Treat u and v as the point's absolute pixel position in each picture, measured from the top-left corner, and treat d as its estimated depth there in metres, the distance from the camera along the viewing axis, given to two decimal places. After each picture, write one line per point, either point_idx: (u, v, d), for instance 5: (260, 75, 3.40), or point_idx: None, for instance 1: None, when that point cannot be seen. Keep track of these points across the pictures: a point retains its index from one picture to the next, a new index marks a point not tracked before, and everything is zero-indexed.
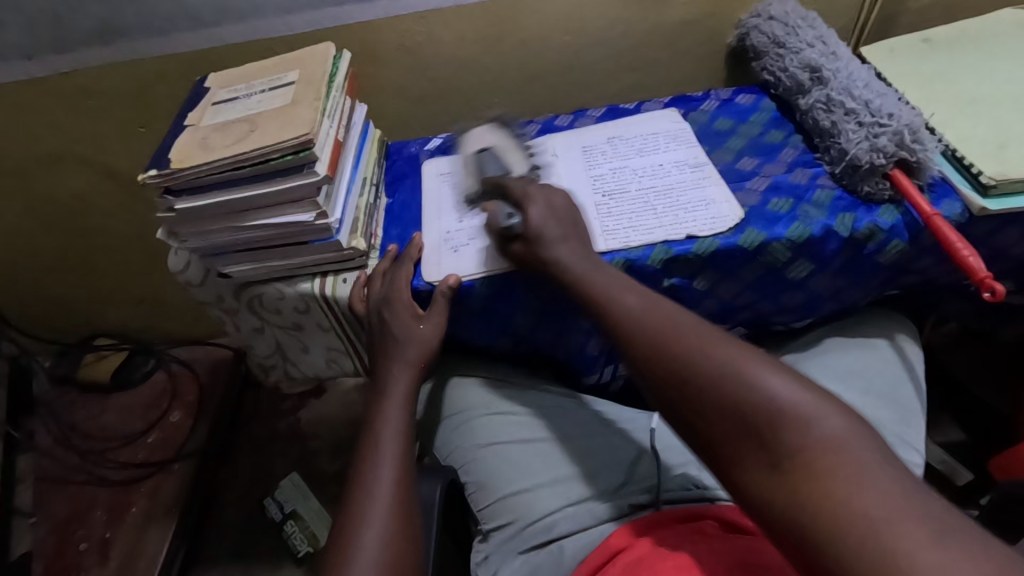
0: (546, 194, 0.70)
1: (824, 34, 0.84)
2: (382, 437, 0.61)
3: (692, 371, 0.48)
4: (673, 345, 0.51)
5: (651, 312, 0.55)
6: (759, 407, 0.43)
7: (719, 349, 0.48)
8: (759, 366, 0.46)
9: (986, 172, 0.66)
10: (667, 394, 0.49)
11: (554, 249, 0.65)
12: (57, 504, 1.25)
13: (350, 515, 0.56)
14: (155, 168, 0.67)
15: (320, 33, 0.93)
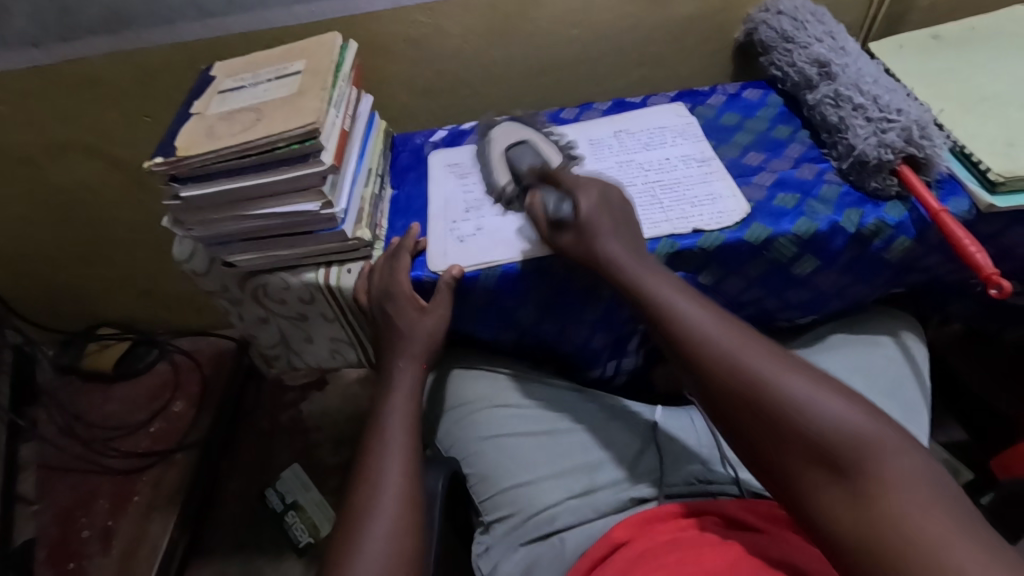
0: (597, 183, 0.69)
1: (833, 30, 0.84)
2: (391, 424, 0.62)
3: (762, 387, 0.50)
4: (739, 358, 0.52)
5: (713, 320, 0.56)
6: (829, 431, 0.45)
7: (788, 369, 0.50)
8: (829, 391, 0.48)
9: (994, 169, 0.65)
10: (733, 409, 0.51)
11: (606, 242, 0.65)
12: (60, 492, 1.25)
13: (358, 499, 0.56)
14: (161, 155, 0.67)
15: (327, 24, 0.93)
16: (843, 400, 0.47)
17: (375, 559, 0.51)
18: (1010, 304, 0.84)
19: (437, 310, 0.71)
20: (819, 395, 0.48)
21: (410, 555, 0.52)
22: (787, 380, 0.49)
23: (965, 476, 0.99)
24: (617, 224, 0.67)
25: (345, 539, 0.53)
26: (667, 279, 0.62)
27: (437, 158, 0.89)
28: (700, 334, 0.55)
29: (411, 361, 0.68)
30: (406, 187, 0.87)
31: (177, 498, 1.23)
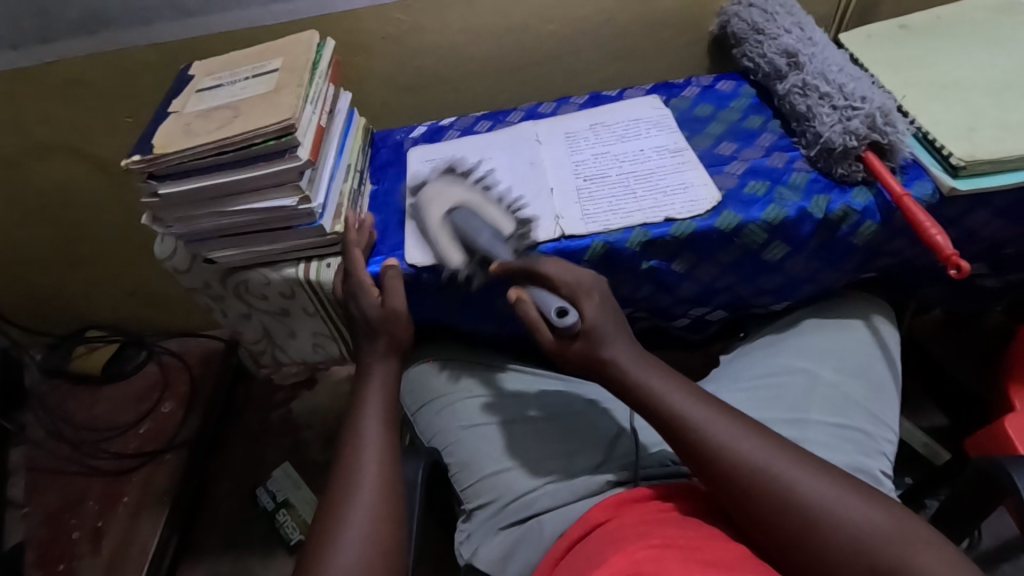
0: (590, 285, 0.63)
1: (802, 21, 0.85)
2: (364, 417, 0.62)
3: (777, 489, 0.50)
4: (754, 458, 0.52)
5: (716, 416, 0.55)
6: (846, 530, 0.47)
7: (801, 467, 0.51)
8: (838, 479, 0.50)
9: (956, 153, 0.67)
10: (752, 511, 0.51)
11: (609, 348, 0.59)
12: (49, 495, 1.26)
13: (335, 491, 0.57)
14: (138, 153, 0.68)
15: (305, 22, 0.94)
16: (853, 490, 0.50)
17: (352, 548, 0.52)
18: (980, 288, 0.86)
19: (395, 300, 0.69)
20: (832, 488, 0.50)
21: (388, 541, 0.53)
22: (800, 476, 0.50)
23: (943, 458, 1.00)
24: (620, 328, 0.61)
25: (323, 531, 0.54)
26: (662, 367, 0.59)
27: (417, 153, 0.90)
28: (710, 433, 0.54)
29: (382, 355, 0.68)
30: (386, 182, 0.88)
31: (166, 498, 1.23)
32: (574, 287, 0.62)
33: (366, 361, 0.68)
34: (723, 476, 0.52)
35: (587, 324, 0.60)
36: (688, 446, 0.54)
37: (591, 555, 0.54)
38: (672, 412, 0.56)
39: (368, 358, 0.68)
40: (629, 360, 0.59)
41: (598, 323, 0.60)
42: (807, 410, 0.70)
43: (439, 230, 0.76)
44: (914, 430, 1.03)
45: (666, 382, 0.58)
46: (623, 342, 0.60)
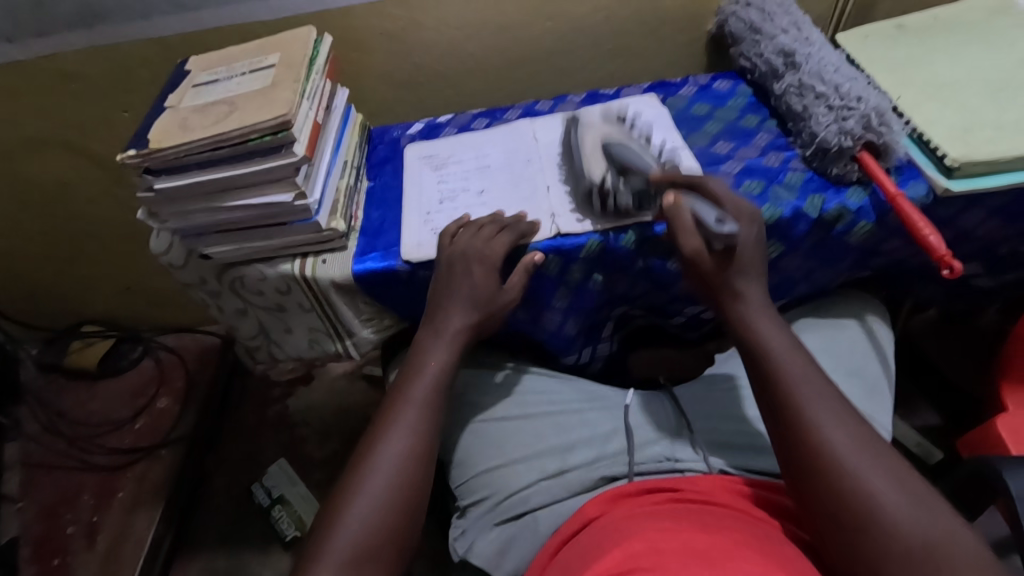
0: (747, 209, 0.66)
1: (799, 21, 0.86)
2: (414, 390, 0.64)
3: (847, 476, 0.51)
4: (829, 441, 0.53)
5: (824, 395, 0.56)
6: (900, 533, 0.48)
7: (878, 463, 0.52)
8: (913, 492, 0.50)
9: (951, 154, 0.67)
10: (812, 486, 0.53)
11: (740, 280, 0.64)
12: (44, 490, 1.25)
13: (355, 466, 0.59)
14: (134, 148, 0.68)
15: (302, 18, 0.94)
16: (928, 504, 0.49)
17: (357, 527, 0.54)
18: (974, 288, 0.86)
19: (488, 275, 0.68)
20: (905, 498, 0.49)
21: (393, 528, 0.56)
22: (874, 475, 0.51)
23: (936, 458, 1.01)
24: (760, 265, 0.65)
25: (335, 504, 0.57)
26: (785, 338, 0.61)
27: (413, 150, 0.90)
28: (801, 406, 0.56)
29: (464, 310, 0.68)
30: (382, 179, 0.88)
31: (162, 493, 1.23)
32: (738, 208, 0.66)
33: (437, 317, 0.69)
34: (799, 446, 0.54)
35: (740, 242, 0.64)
36: (778, 412, 0.57)
37: (584, 548, 0.55)
38: (776, 377, 0.58)
39: (444, 314, 0.68)
40: (755, 306, 0.63)
41: (748, 245, 0.64)
42: None
43: (590, 152, 0.76)
44: (908, 430, 1.03)
45: (783, 349, 0.60)
46: (757, 280, 0.64)
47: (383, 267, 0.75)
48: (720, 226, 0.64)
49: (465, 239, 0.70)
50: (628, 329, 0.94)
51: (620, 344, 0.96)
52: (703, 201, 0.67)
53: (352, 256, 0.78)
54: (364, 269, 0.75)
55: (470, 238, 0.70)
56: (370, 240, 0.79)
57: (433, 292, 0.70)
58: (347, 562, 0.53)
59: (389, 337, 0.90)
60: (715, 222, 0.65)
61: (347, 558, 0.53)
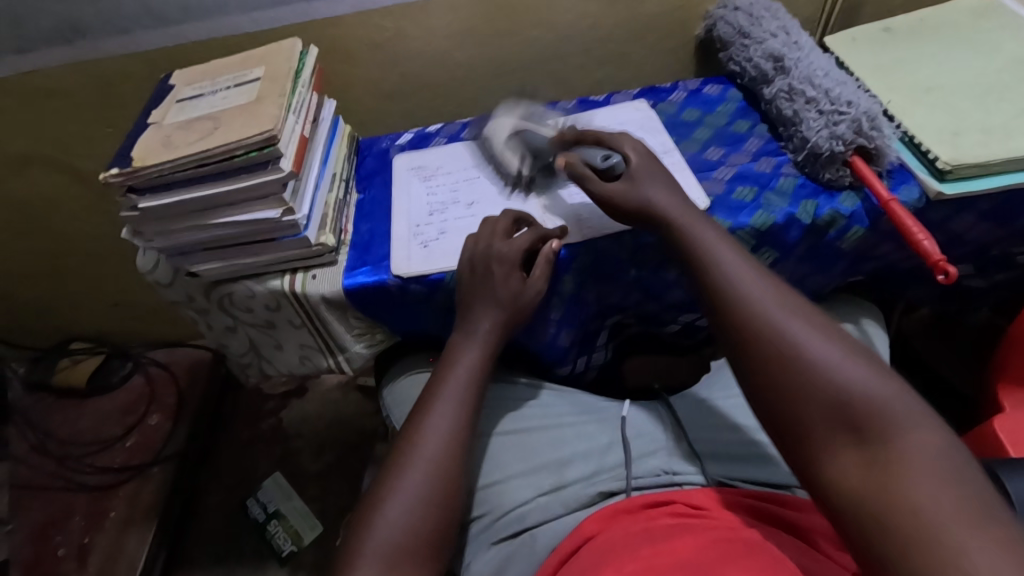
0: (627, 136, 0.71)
1: (787, 24, 0.86)
2: (448, 380, 0.64)
3: (783, 346, 0.49)
4: (762, 312, 0.52)
5: (763, 282, 0.55)
6: (832, 390, 0.46)
7: (812, 326, 0.50)
8: (862, 360, 0.47)
9: (942, 157, 0.67)
10: (755, 368, 0.50)
11: (651, 192, 0.65)
12: (33, 511, 1.23)
13: (397, 455, 0.59)
14: (117, 166, 0.67)
15: (287, 29, 0.92)
16: (869, 365, 0.47)
17: (400, 515, 0.54)
18: (966, 289, 0.86)
19: (505, 269, 0.67)
20: (839, 356, 0.47)
21: (434, 519, 0.55)
22: (814, 342, 0.48)
23: None
24: (662, 178, 0.66)
25: (377, 492, 0.57)
26: (728, 243, 0.60)
27: (402, 161, 0.89)
28: (741, 290, 0.54)
29: (492, 309, 0.67)
30: (372, 191, 0.87)
31: (154, 513, 1.21)
32: (620, 137, 0.70)
33: (469, 316, 0.68)
34: (739, 338, 0.52)
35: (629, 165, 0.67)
36: (721, 308, 0.55)
37: (588, 566, 0.53)
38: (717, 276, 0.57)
39: (472, 315, 0.67)
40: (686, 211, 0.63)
41: (639, 165, 0.67)
42: None
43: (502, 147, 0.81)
44: None
45: (727, 250, 0.58)
46: (665, 186, 0.65)
47: (376, 283, 0.74)
48: (606, 163, 0.68)
49: (478, 238, 0.70)
50: (622, 337, 0.94)
51: (614, 352, 0.96)
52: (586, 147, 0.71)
53: (342, 271, 0.77)
54: (355, 284, 0.74)
55: (488, 238, 0.69)
56: (361, 254, 0.78)
57: (461, 294, 0.69)
58: (385, 556, 0.52)
59: (382, 351, 0.89)
60: (602, 160, 0.68)
61: (380, 556, 0.52)
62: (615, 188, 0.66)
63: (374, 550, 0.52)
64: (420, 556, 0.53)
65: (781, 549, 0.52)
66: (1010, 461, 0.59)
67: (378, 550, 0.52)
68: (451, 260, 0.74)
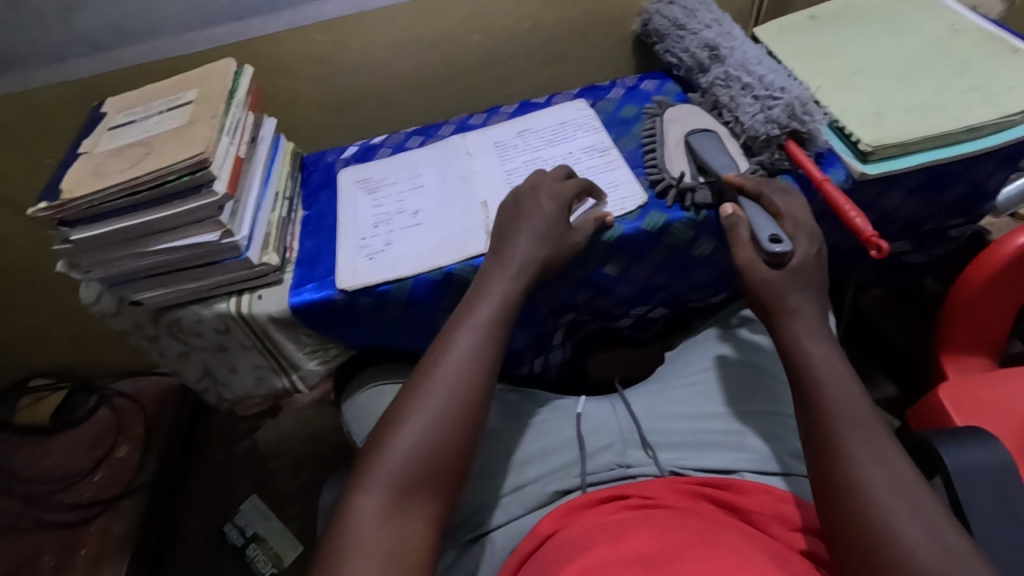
0: (810, 229, 0.65)
1: (719, 16, 0.88)
2: (479, 309, 0.64)
3: (852, 476, 0.50)
4: (846, 444, 0.52)
5: (866, 422, 0.53)
6: (880, 532, 0.47)
7: (888, 470, 0.50)
8: (926, 514, 0.47)
9: (863, 139, 0.69)
10: (826, 485, 0.52)
11: (796, 298, 0.61)
12: (0, 555, 1.20)
13: (423, 374, 0.60)
14: (45, 200, 0.65)
15: (224, 50, 0.92)
16: (945, 531, 0.46)
17: (419, 433, 0.55)
18: (906, 264, 0.90)
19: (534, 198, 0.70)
20: (905, 508, 0.47)
21: (453, 444, 0.56)
22: (903, 514, 0.47)
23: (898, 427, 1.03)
24: (822, 289, 0.63)
25: (394, 415, 0.57)
26: (836, 362, 0.58)
27: (347, 175, 0.88)
28: (834, 410, 0.54)
29: (533, 242, 0.67)
30: (317, 207, 0.87)
31: (127, 545, 1.19)
32: (798, 223, 0.65)
33: (506, 249, 0.68)
34: (823, 451, 0.53)
35: (796, 260, 0.62)
36: (813, 419, 0.55)
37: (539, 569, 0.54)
38: (817, 409, 0.55)
39: (512, 243, 0.68)
40: (807, 324, 0.61)
41: (806, 264, 0.62)
42: (746, 403, 0.73)
43: (673, 148, 0.77)
44: None
45: (832, 373, 0.57)
46: (812, 299, 0.62)
47: (321, 300, 0.74)
48: (771, 244, 0.62)
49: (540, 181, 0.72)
50: (580, 335, 0.94)
51: (574, 350, 0.97)
52: (760, 213, 0.66)
53: (288, 289, 0.76)
54: (302, 301, 0.74)
55: (546, 182, 0.72)
56: (307, 270, 0.78)
57: (501, 225, 0.70)
58: (400, 472, 0.53)
59: (338, 366, 0.88)
60: (769, 239, 0.63)
61: (400, 468, 0.53)
62: (775, 276, 0.62)
63: (389, 462, 0.54)
64: (431, 478, 0.54)
65: (728, 533, 0.53)
66: (949, 430, 0.61)
67: (392, 469, 0.53)
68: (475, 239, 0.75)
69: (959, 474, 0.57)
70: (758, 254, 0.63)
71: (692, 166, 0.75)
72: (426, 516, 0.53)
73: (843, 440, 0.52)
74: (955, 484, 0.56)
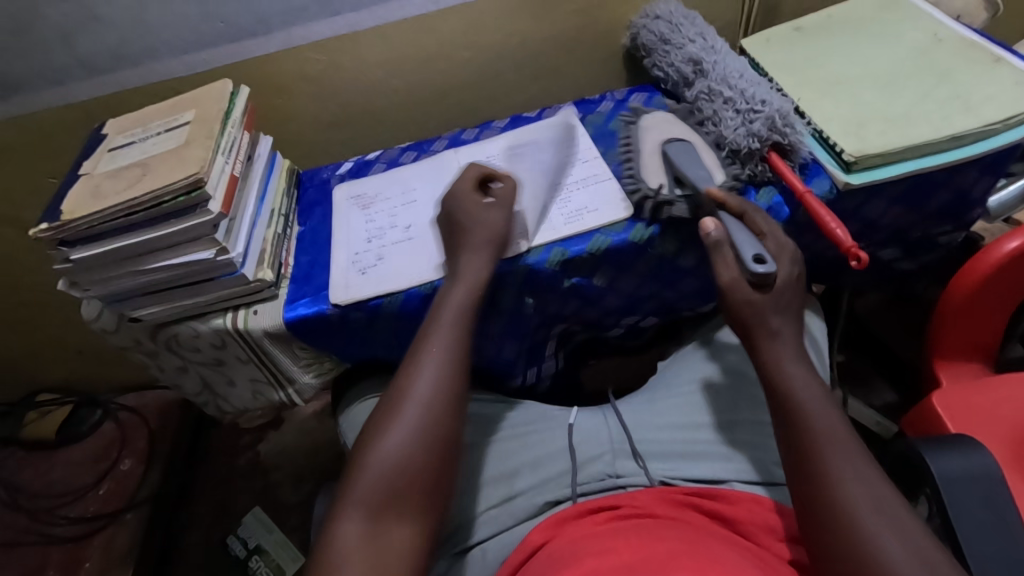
0: (788, 248, 0.65)
1: (704, 30, 0.89)
2: (443, 314, 0.66)
3: (834, 497, 0.51)
4: (826, 465, 0.52)
5: (842, 437, 0.54)
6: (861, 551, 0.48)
7: (869, 489, 0.50)
8: (906, 531, 0.48)
9: (847, 149, 0.70)
10: (806, 505, 0.52)
11: (778, 321, 0.61)
12: (7, 569, 1.21)
13: (392, 396, 0.62)
14: (46, 221, 0.67)
15: (221, 70, 0.94)
16: (926, 550, 0.47)
17: (391, 453, 0.58)
18: (898, 271, 0.90)
19: (498, 209, 0.72)
20: (887, 527, 0.48)
21: (424, 462, 0.58)
22: (888, 534, 0.48)
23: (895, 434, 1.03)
24: (797, 308, 0.63)
25: (370, 432, 0.60)
26: (813, 378, 0.58)
27: (341, 191, 0.90)
28: (813, 428, 0.55)
29: (484, 251, 0.70)
30: (312, 222, 0.88)
31: (131, 559, 1.20)
32: (778, 243, 0.65)
33: (457, 261, 0.70)
34: (803, 471, 0.54)
35: (779, 280, 0.62)
36: (791, 438, 0.55)
37: None
38: (795, 427, 0.56)
39: (465, 257, 0.69)
40: (779, 338, 0.61)
41: (787, 284, 0.63)
42: (736, 411, 0.73)
43: (649, 158, 0.77)
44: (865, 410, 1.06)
45: (808, 391, 0.57)
46: (790, 317, 0.62)
47: (313, 314, 0.76)
48: (756, 265, 0.61)
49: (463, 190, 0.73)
50: (573, 345, 0.95)
51: (567, 361, 0.97)
52: (742, 230, 0.65)
53: (283, 304, 0.78)
54: (295, 316, 0.76)
55: (464, 190, 0.73)
56: (300, 285, 0.79)
57: (458, 238, 0.71)
58: (376, 491, 0.56)
59: (334, 378, 0.90)
60: (755, 258, 0.62)
61: (376, 488, 0.56)
62: (759, 298, 0.61)
63: (367, 483, 0.56)
64: (407, 495, 0.56)
65: (714, 543, 0.54)
66: (936, 438, 0.61)
67: (367, 489, 0.56)
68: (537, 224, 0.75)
69: (945, 482, 0.57)
70: (740, 274, 0.63)
71: (669, 176, 0.75)
72: (408, 533, 0.55)
73: (822, 461, 0.53)
74: (941, 491, 0.57)
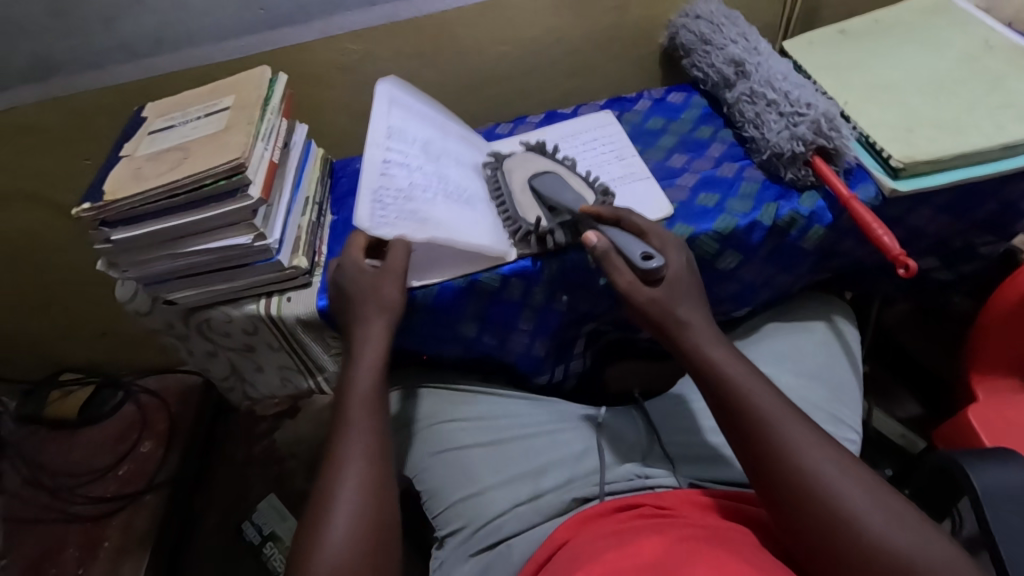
0: (670, 240, 0.67)
1: (746, 31, 0.88)
2: (357, 396, 0.64)
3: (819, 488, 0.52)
4: (800, 460, 0.54)
5: (795, 426, 0.56)
6: (862, 537, 0.49)
7: (846, 474, 0.53)
8: (892, 505, 0.51)
9: (895, 155, 0.68)
10: (789, 507, 0.53)
11: (684, 310, 0.63)
12: (27, 545, 1.23)
13: (325, 475, 0.59)
14: (88, 201, 0.68)
15: (259, 57, 0.94)
16: (914, 520, 0.50)
17: (344, 527, 0.55)
18: (933, 281, 0.89)
19: (389, 278, 0.66)
20: (874, 505, 0.51)
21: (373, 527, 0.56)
22: (876, 511, 0.50)
23: (921, 447, 1.02)
24: (697, 294, 0.65)
25: (315, 515, 0.56)
26: (743, 363, 0.60)
27: None
28: (776, 424, 0.56)
29: (380, 319, 0.66)
30: (345, 212, 0.88)
31: (148, 540, 1.22)
32: (662, 237, 0.67)
33: (355, 338, 0.67)
34: (776, 471, 0.54)
35: (670, 272, 0.64)
36: (754, 442, 0.56)
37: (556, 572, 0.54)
38: (757, 426, 0.56)
39: (367, 320, 0.67)
40: (702, 329, 0.63)
41: (680, 274, 0.64)
42: None
43: (520, 193, 0.75)
44: (891, 422, 1.04)
45: (756, 385, 0.58)
46: (700, 307, 0.64)
47: None
48: (646, 262, 0.62)
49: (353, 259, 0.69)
50: (600, 345, 0.94)
51: (592, 360, 0.97)
52: (625, 236, 0.65)
53: (316, 292, 0.78)
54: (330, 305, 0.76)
55: (352, 260, 0.69)
56: None
57: (350, 307, 0.68)
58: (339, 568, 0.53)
59: None
60: (642, 258, 0.62)
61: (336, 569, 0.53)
62: (659, 295, 0.63)
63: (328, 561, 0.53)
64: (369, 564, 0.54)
65: (735, 544, 0.53)
66: (979, 451, 0.60)
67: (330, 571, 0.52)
68: (469, 239, 0.69)
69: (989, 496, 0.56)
70: (639, 279, 0.63)
71: (542, 208, 0.73)
72: None
73: (794, 458, 0.54)
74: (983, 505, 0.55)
